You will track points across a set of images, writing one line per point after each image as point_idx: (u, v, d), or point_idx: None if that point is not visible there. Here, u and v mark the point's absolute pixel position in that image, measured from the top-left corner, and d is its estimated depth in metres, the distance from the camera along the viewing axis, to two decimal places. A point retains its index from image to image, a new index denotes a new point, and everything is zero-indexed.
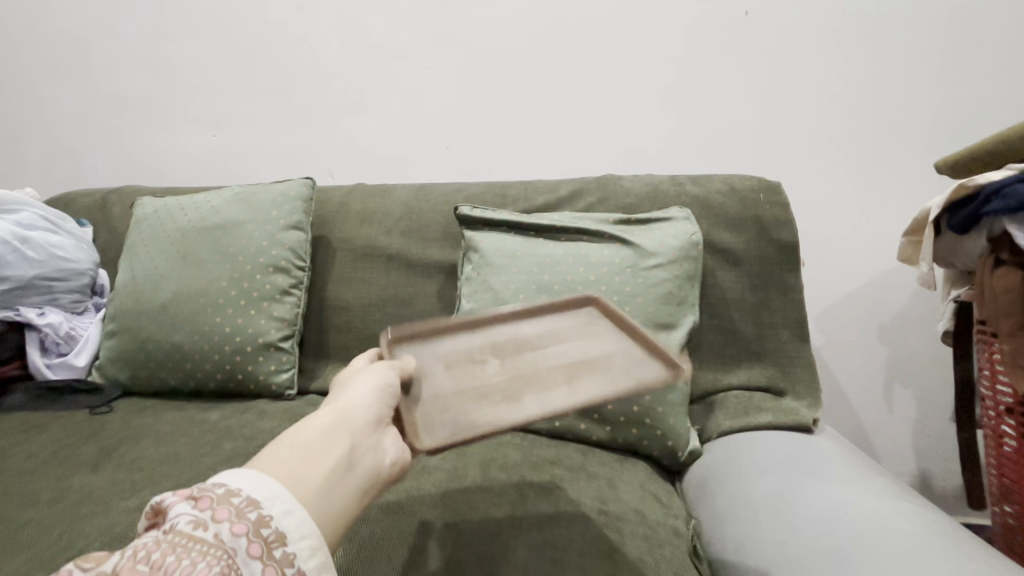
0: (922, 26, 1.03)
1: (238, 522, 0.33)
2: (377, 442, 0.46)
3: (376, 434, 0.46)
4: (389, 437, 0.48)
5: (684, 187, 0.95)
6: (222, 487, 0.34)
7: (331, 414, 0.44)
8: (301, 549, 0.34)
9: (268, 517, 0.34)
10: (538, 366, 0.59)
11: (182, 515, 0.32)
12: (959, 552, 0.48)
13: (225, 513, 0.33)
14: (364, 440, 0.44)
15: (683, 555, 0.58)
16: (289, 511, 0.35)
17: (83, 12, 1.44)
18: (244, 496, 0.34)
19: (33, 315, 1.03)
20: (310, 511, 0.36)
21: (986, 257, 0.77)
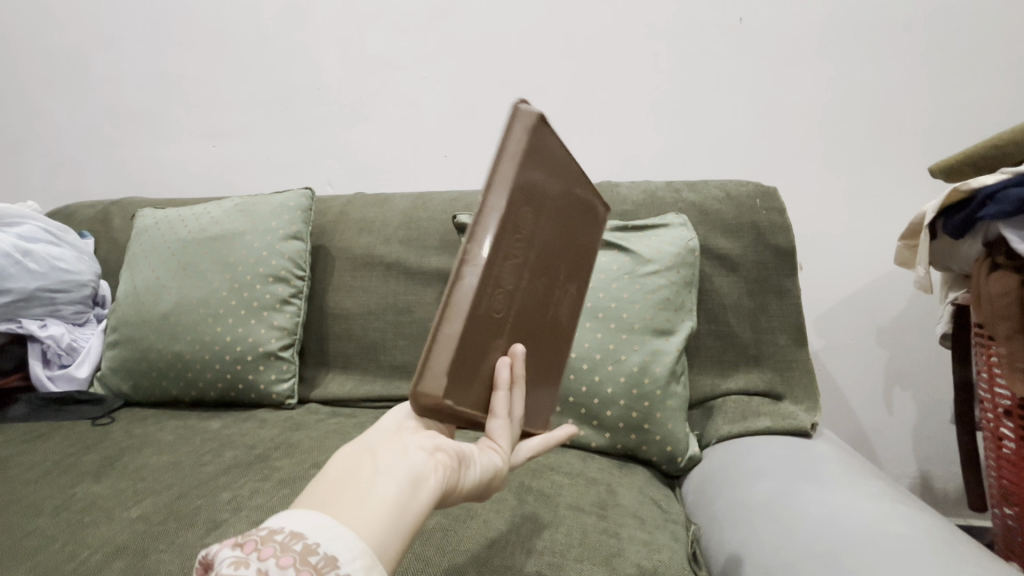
0: (917, 32, 1.04)
1: (284, 555, 0.31)
2: (408, 442, 0.40)
3: (406, 437, 0.41)
4: (423, 435, 0.42)
5: (680, 194, 0.96)
6: (267, 529, 0.33)
7: (353, 443, 0.41)
8: (355, 569, 0.31)
9: (314, 545, 0.31)
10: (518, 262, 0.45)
11: (224, 559, 0.31)
12: (954, 555, 0.48)
13: (270, 549, 0.31)
14: (390, 445, 0.40)
15: (681, 560, 0.58)
16: (335, 535, 0.32)
17: (82, 26, 1.45)
18: (287, 532, 0.32)
19: (36, 327, 1.03)
20: (352, 532, 0.33)
21: (982, 261, 0.77)
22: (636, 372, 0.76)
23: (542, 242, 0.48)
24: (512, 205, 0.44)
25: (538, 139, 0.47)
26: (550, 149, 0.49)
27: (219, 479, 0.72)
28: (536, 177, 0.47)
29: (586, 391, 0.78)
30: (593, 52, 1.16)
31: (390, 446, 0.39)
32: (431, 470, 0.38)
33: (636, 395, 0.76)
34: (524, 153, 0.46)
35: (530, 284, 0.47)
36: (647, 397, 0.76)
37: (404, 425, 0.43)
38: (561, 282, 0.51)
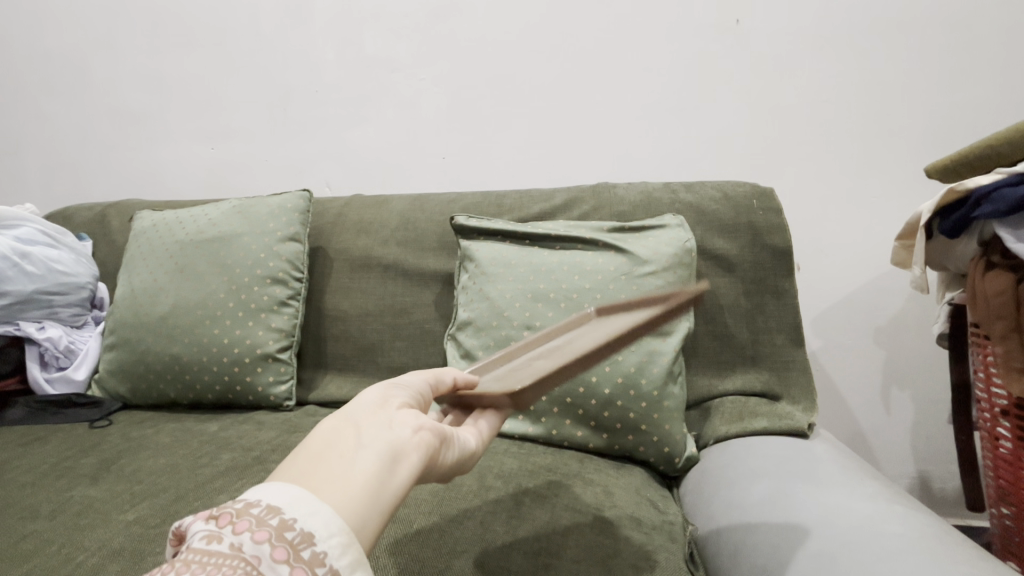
0: (913, 33, 1.04)
1: (260, 529, 0.31)
2: (392, 416, 0.41)
3: (389, 411, 0.42)
4: (408, 410, 0.43)
5: (677, 195, 0.96)
6: (243, 502, 0.33)
7: (336, 413, 0.41)
8: (330, 548, 0.32)
9: (291, 520, 0.32)
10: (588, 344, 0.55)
11: (198, 534, 0.32)
12: (948, 554, 0.48)
13: (245, 523, 0.31)
14: (373, 418, 0.40)
15: (679, 561, 0.58)
16: (313, 511, 0.33)
17: (81, 30, 1.45)
18: (263, 505, 0.32)
19: (33, 329, 1.03)
20: (329, 508, 0.33)
21: (978, 260, 0.78)
22: (634, 373, 0.76)
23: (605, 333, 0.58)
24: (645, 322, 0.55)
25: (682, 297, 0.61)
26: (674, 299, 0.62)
27: (216, 481, 0.72)
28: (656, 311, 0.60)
29: (583, 393, 0.78)
30: (590, 53, 1.17)
31: (375, 420, 0.40)
32: (413, 447, 0.39)
33: (633, 397, 0.76)
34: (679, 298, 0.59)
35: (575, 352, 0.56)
36: (644, 399, 0.76)
37: (390, 399, 0.44)
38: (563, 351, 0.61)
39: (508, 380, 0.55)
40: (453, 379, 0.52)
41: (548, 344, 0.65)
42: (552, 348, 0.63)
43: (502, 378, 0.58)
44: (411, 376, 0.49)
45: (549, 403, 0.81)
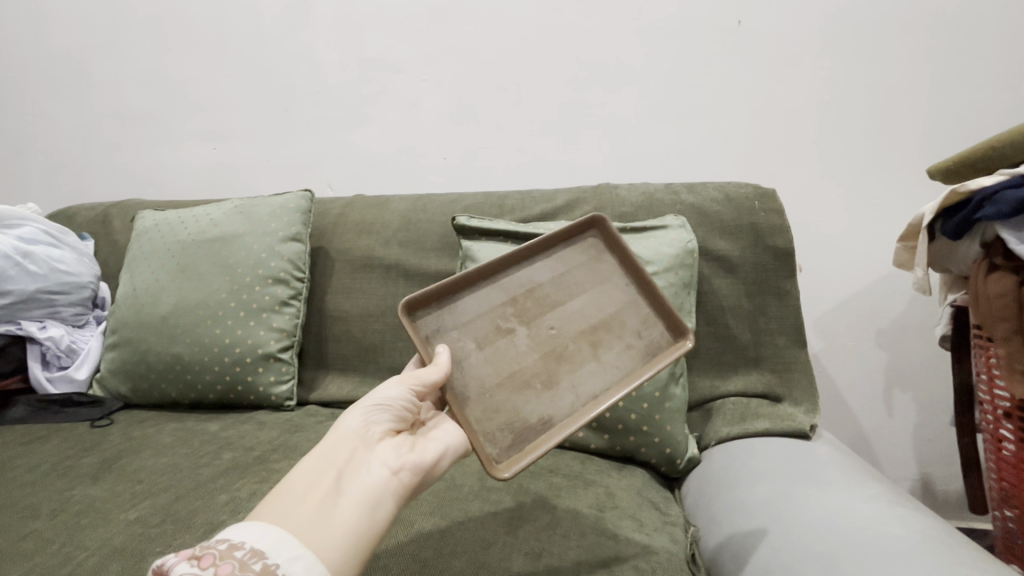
0: (916, 35, 1.04)
1: (243, 572, 0.39)
2: (373, 457, 0.50)
3: (370, 452, 0.51)
4: (387, 447, 0.51)
5: (679, 195, 0.96)
6: (224, 544, 0.41)
7: (321, 456, 0.50)
8: None
9: (273, 565, 0.40)
10: (567, 346, 0.63)
11: (185, 573, 0.38)
12: (950, 555, 0.48)
13: (229, 566, 0.39)
14: (355, 464, 0.49)
15: (680, 562, 0.58)
16: (295, 557, 0.41)
17: (82, 30, 1.46)
18: (245, 550, 0.40)
19: (35, 329, 1.03)
20: (313, 554, 0.42)
21: (980, 262, 0.77)
22: None
23: (581, 324, 0.64)
24: (619, 365, 0.62)
25: (659, 333, 0.65)
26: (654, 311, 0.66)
27: (217, 481, 0.72)
28: (630, 324, 0.65)
29: None
30: (592, 54, 1.17)
31: (358, 463, 0.49)
32: (390, 490, 0.48)
33: (634, 398, 0.76)
34: (654, 344, 0.64)
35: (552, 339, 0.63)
36: (645, 400, 0.76)
37: (371, 432, 0.52)
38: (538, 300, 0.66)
39: (490, 361, 0.62)
40: (439, 376, 0.56)
41: (536, 278, 0.67)
42: (539, 296, 0.66)
43: (487, 347, 0.63)
44: (392, 391, 0.56)
45: None
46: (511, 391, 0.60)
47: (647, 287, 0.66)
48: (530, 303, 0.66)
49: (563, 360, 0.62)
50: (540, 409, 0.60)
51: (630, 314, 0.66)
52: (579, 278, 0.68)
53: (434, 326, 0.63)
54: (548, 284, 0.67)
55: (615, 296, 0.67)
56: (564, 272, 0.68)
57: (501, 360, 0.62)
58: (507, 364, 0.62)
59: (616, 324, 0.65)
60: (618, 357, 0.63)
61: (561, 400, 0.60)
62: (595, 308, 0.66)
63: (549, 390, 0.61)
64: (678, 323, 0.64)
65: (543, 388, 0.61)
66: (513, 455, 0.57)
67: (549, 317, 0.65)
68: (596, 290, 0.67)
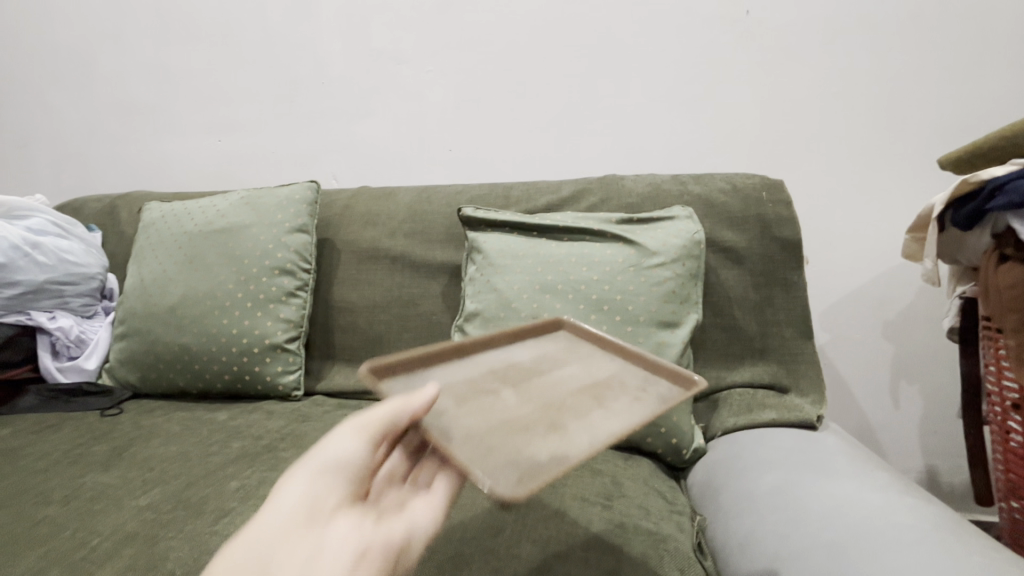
0: (926, 23, 1.03)
1: None
2: (324, 542, 0.41)
3: (323, 535, 0.42)
4: (343, 527, 0.43)
5: (686, 186, 0.96)
6: None
7: (249, 547, 0.40)
8: None
9: None
10: (563, 399, 0.56)
11: None
12: (960, 545, 0.48)
13: None
14: (297, 556, 0.40)
15: (687, 549, 0.58)
16: None
17: (87, 22, 1.45)
18: None
19: (44, 319, 1.04)
20: None
21: (991, 252, 0.77)
22: None
23: (571, 385, 0.59)
24: (630, 407, 0.54)
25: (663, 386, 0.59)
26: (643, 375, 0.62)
27: (227, 469, 0.72)
28: (626, 381, 0.60)
29: None
30: (597, 44, 1.16)
31: (301, 554, 0.40)
32: None
33: None
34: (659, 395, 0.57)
35: (544, 396, 0.57)
36: None
37: (317, 505, 0.44)
38: (518, 370, 0.63)
39: (473, 413, 0.53)
40: (411, 415, 0.47)
41: (515, 358, 0.66)
42: (521, 369, 0.63)
43: (466, 404, 0.55)
44: (346, 446, 0.47)
45: None
46: (504, 436, 0.49)
47: (632, 355, 0.65)
48: (513, 372, 0.61)
49: (564, 410, 0.53)
50: (549, 448, 0.47)
51: (628, 376, 0.61)
52: (562, 357, 0.66)
53: (400, 389, 0.57)
54: (529, 362, 0.65)
55: (607, 367, 0.64)
56: (545, 355, 0.67)
57: (485, 413, 0.53)
58: (495, 415, 0.53)
59: (615, 384, 0.59)
60: (627, 404, 0.55)
61: (574, 438, 0.48)
62: (585, 374, 0.61)
63: (554, 432, 0.49)
64: (677, 375, 0.59)
65: (546, 432, 0.49)
66: (527, 486, 0.41)
67: (537, 381, 0.60)
68: (584, 365, 0.64)
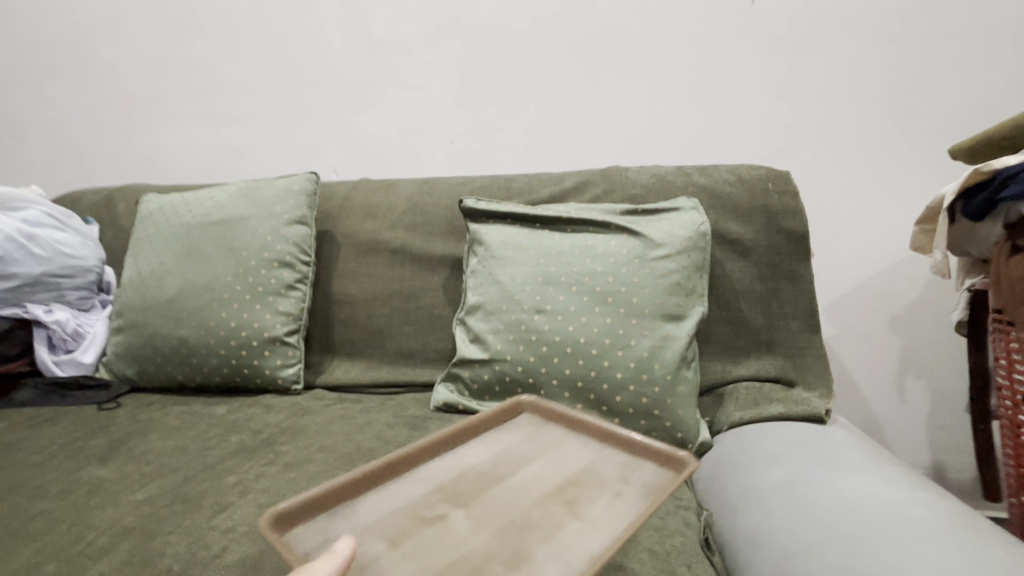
0: (934, 11, 1.01)
1: None
2: None
3: None
4: None
5: (691, 177, 0.94)
6: None
7: None
8: None
9: None
10: (527, 515, 0.46)
11: None
12: (977, 539, 0.47)
13: None
14: None
15: (694, 544, 0.57)
16: None
17: (84, 12, 1.44)
18: None
19: (41, 312, 1.03)
20: None
21: (1002, 243, 0.75)
22: (646, 357, 0.75)
23: (537, 487, 0.50)
24: (610, 512, 0.46)
25: (647, 475, 0.52)
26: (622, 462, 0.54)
27: (226, 463, 0.71)
28: (603, 474, 0.52)
29: (595, 376, 0.76)
30: (600, 34, 1.14)
31: None
32: None
33: (645, 381, 0.75)
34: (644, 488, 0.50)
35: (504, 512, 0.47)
36: (656, 383, 0.75)
37: None
38: (470, 473, 0.52)
39: (415, 559, 0.42)
40: None
41: (465, 462, 0.54)
42: (473, 477, 0.52)
43: (404, 546, 0.43)
44: None
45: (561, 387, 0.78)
46: None
47: (609, 434, 0.57)
48: (464, 484, 0.51)
49: (529, 532, 0.44)
50: None
51: (605, 465, 0.54)
52: (522, 452, 0.56)
53: (314, 538, 0.44)
54: (483, 463, 0.54)
55: (577, 457, 0.55)
56: (502, 450, 0.56)
57: (428, 554, 0.42)
58: (443, 553, 0.42)
59: (589, 480, 0.51)
60: (605, 507, 0.47)
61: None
62: (553, 471, 0.52)
63: (519, 572, 0.40)
64: (665, 457, 0.53)
65: (509, 573, 0.40)
66: None
67: (493, 491, 0.50)
68: (550, 459, 0.55)
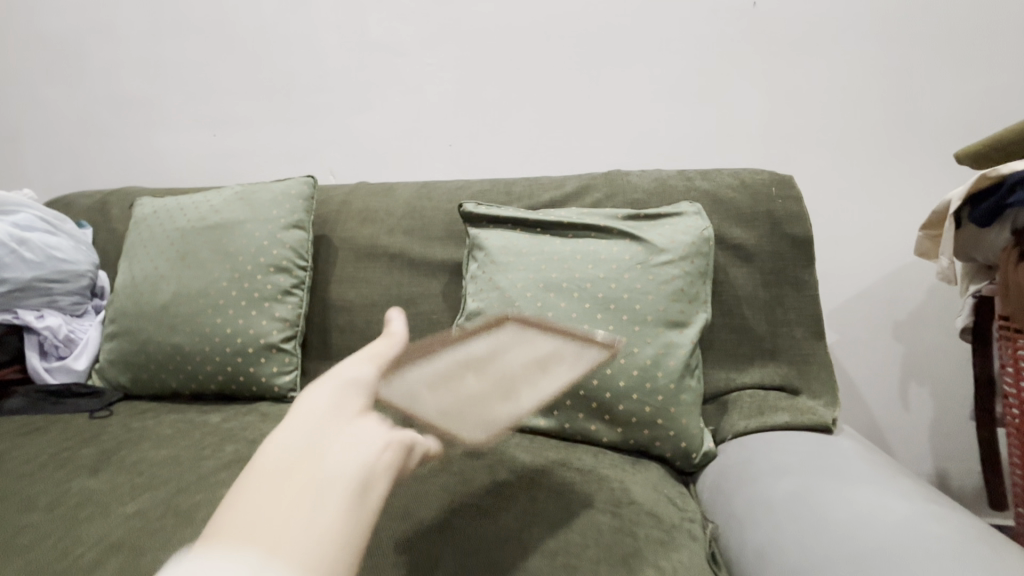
0: (938, 16, 1.01)
1: None
2: None
3: None
4: None
5: (693, 182, 0.93)
6: None
7: None
8: None
9: None
10: (514, 374, 0.61)
11: None
12: (994, 556, 0.45)
13: None
14: None
15: (701, 560, 0.56)
16: None
17: (79, 14, 1.42)
18: None
19: (32, 318, 1.01)
20: None
21: (1010, 250, 0.74)
22: (649, 365, 0.74)
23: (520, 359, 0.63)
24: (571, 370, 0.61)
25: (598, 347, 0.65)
26: (584, 345, 0.65)
27: (220, 474, 0.70)
28: (565, 363, 0.63)
29: (598, 384, 0.75)
30: (601, 37, 1.13)
31: None
32: None
33: (649, 389, 0.74)
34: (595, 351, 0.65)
35: (500, 377, 0.61)
36: (660, 391, 0.73)
37: None
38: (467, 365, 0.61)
39: (445, 402, 0.57)
40: None
41: (470, 340, 0.65)
42: (475, 356, 0.63)
43: (436, 390, 0.58)
44: None
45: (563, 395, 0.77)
46: (470, 410, 0.56)
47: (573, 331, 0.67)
48: (466, 361, 0.62)
49: (515, 386, 0.59)
50: (504, 410, 0.56)
51: (567, 349, 0.65)
52: (509, 342, 0.66)
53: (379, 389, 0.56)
54: (480, 348, 0.64)
55: (550, 347, 0.66)
56: (495, 343, 0.65)
57: (451, 400, 0.57)
58: (460, 396, 0.57)
59: (558, 358, 0.64)
60: (570, 366, 0.62)
61: (521, 403, 0.56)
62: (531, 355, 0.64)
63: (508, 402, 0.57)
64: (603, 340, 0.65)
65: (502, 402, 0.57)
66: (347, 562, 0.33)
67: (489, 367, 0.62)
68: (531, 350, 0.65)
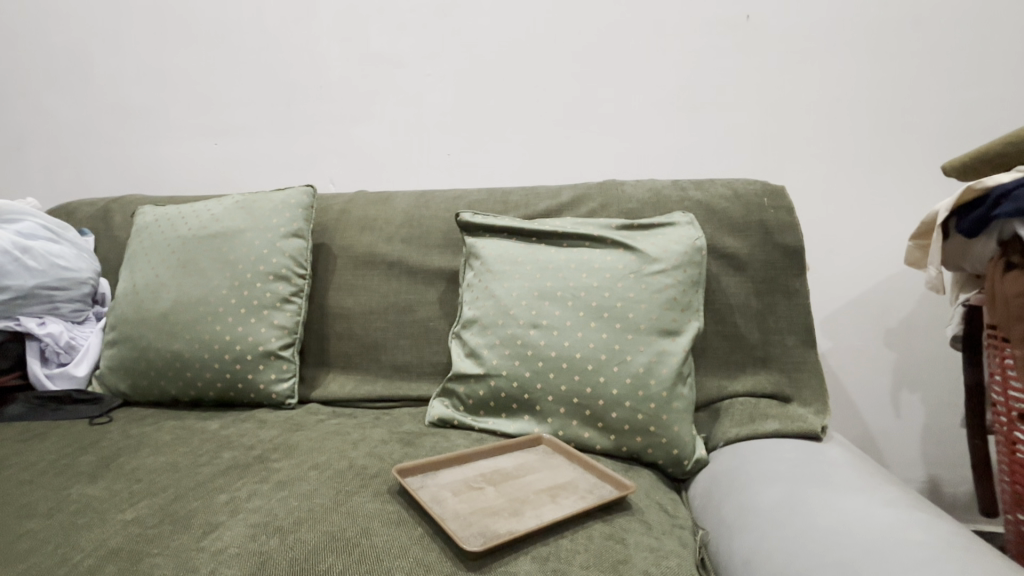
0: (927, 30, 1.03)
1: None
2: None
3: None
4: None
5: (687, 192, 0.95)
6: None
7: None
8: None
9: None
10: (527, 491, 0.65)
11: None
12: (975, 564, 0.46)
13: None
14: None
15: (689, 566, 0.57)
16: None
17: (84, 25, 1.45)
18: None
19: (34, 325, 1.02)
20: None
21: (996, 260, 0.75)
22: (642, 373, 0.75)
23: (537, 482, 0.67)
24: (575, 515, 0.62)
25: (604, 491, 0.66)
26: (592, 484, 0.67)
27: (217, 481, 0.71)
28: (571, 494, 0.65)
29: (592, 393, 0.76)
30: (597, 48, 1.15)
31: None
32: None
33: (641, 398, 0.75)
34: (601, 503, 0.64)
35: (518, 493, 0.65)
36: (652, 400, 0.75)
37: None
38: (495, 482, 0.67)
39: (463, 501, 0.63)
40: None
41: (500, 464, 0.72)
42: (502, 473, 0.70)
43: (461, 495, 0.64)
44: None
45: (557, 403, 0.78)
46: (482, 514, 0.60)
47: (590, 464, 0.71)
48: (495, 477, 0.69)
49: (525, 503, 0.63)
50: (504, 526, 0.58)
51: (582, 482, 0.68)
52: (535, 463, 0.72)
53: (417, 483, 0.66)
54: (509, 467, 0.71)
55: (567, 471, 0.70)
56: (523, 463, 0.72)
57: (471, 501, 0.63)
58: (478, 502, 0.63)
59: (570, 486, 0.67)
60: (574, 497, 0.64)
61: (524, 521, 0.59)
62: (550, 478, 0.68)
63: (514, 518, 0.60)
64: (617, 481, 0.67)
65: (508, 516, 0.60)
66: None
67: (512, 482, 0.67)
68: (553, 470, 0.70)
